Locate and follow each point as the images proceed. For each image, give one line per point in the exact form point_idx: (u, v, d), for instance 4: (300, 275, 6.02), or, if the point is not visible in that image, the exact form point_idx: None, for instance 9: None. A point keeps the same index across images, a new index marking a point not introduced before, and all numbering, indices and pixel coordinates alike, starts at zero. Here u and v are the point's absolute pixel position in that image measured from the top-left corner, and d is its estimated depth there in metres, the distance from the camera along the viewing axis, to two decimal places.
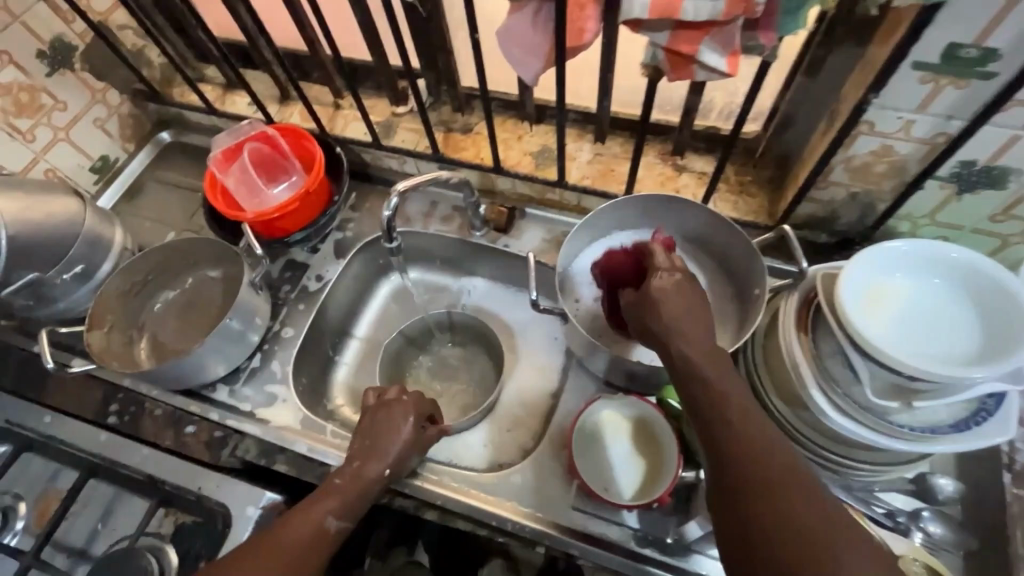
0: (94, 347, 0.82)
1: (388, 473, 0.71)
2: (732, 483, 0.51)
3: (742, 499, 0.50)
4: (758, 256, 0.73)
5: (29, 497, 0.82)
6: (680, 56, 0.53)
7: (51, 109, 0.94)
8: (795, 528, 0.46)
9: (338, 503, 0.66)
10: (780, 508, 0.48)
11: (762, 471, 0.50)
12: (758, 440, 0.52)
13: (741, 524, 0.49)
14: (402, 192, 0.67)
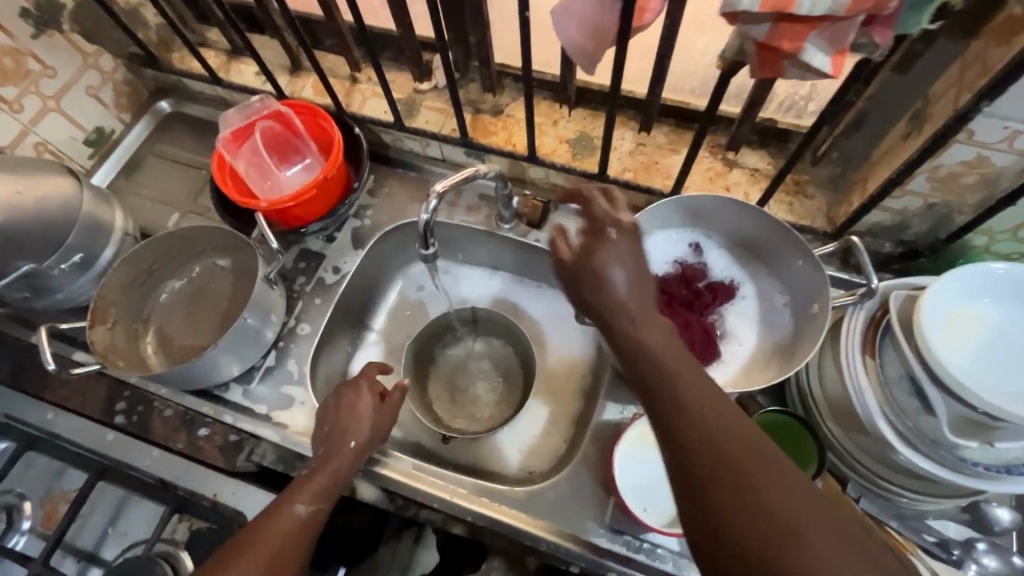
0: (97, 345, 0.76)
1: (354, 445, 0.70)
2: (693, 478, 0.44)
3: (707, 495, 0.43)
4: (822, 270, 0.68)
5: (34, 497, 0.78)
6: (772, 52, 0.46)
7: (39, 75, 0.85)
8: (770, 525, 0.40)
9: (306, 492, 0.65)
10: (755, 503, 0.41)
11: (730, 462, 0.43)
12: (720, 426, 0.44)
13: (708, 524, 0.42)
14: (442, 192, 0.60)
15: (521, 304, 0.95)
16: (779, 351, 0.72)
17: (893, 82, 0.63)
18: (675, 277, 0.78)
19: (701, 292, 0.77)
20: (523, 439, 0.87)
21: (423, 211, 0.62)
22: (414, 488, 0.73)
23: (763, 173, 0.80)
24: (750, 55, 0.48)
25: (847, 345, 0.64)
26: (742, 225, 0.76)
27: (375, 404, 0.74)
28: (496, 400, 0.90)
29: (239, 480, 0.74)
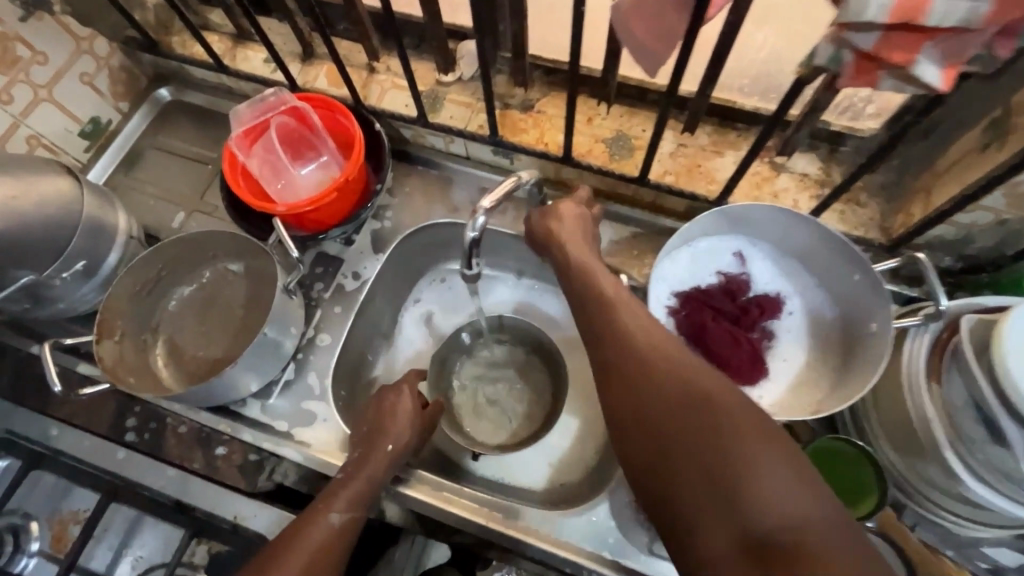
0: (105, 360, 0.71)
1: (391, 447, 0.69)
2: (632, 419, 0.49)
3: (646, 429, 0.48)
4: (881, 285, 0.64)
5: (41, 517, 0.74)
6: (872, 63, 0.43)
7: (29, 62, 0.78)
8: (699, 440, 0.45)
9: (342, 498, 0.64)
10: (683, 425, 0.46)
11: (659, 394, 0.48)
12: (652, 366, 0.50)
13: (649, 456, 0.47)
14: (488, 210, 0.56)
15: (548, 311, 0.92)
16: (831, 370, 0.69)
17: (971, 87, 0.58)
18: (719, 289, 0.74)
19: (748, 307, 0.73)
20: (552, 451, 0.84)
21: (469, 229, 0.58)
22: (443, 511, 0.69)
23: (813, 179, 0.75)
24: (844, 67, 0.44)
25: (909, 359, 0.61)
26: (791, 234, 0.72)
27: (415, 407, 0.72)
28: (524, 412, 0.86)
29: (261, 501, 0.70)
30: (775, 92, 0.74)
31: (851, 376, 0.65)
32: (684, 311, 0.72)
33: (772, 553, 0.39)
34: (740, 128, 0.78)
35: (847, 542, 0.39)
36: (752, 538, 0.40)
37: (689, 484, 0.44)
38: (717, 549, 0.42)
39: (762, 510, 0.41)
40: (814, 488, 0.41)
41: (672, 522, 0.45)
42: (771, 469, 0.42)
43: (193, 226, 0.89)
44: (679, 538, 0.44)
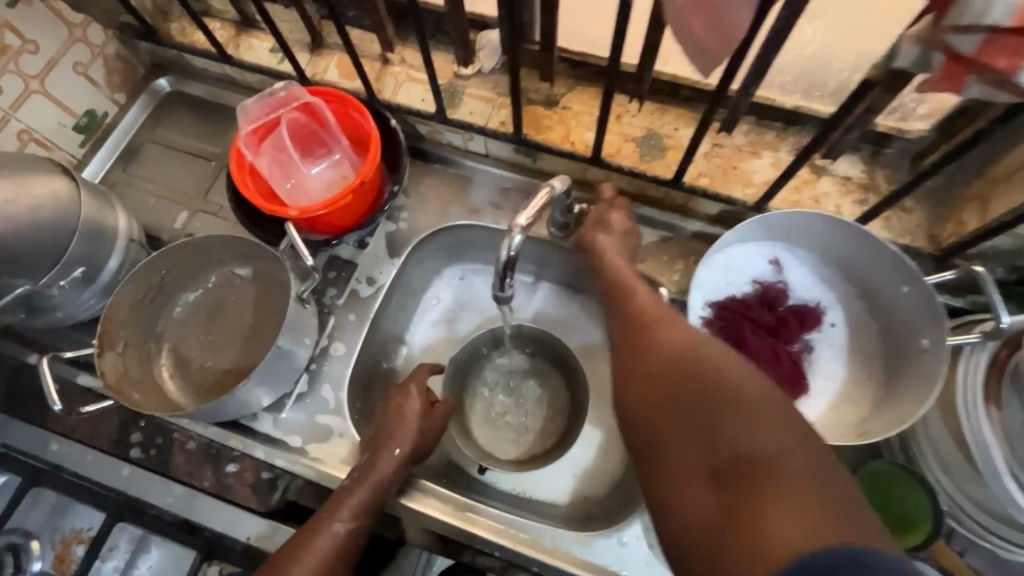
0: (108, 374, 0.67)
1: (399, 451, 0.66)
2: (627, 376, 0.54)
3: (639, 379, 0.53)
4: (935, 298, 0.60)
5: (43, 536, 0.70)
6: (966, 67, 0.38)
7: (19, 51, 0.73)
8: (683, 380, 0.49)
9: (347, 506, 0.62)
10: (671, 370, 0.50)
11: (654, 350, 0.53)
12: (662, 333, 0.54)
13: (639, 403, 0.51)
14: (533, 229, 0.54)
15: (569, 318, 0.87)
16: (875, 387, 0.66)
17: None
18: (757, 299, 0.70)
19: (787, 319, 0.69)
20: (575, 463, 0.79)
21: (506, 248, 0.58)
22: (466, 533, 0.67)
23: (856, 183, 0.71)
24: (935, 68, 0.40)
25: (965, 379, 0.58)
26: (834, 241, 0.68)
27: (424, 407, 0.70)
28: (545, 425, 0.82)
29: (275, 521, 0.67)
30: (819, 90, 0.69)
31: (900, 396, 0.62)
32: (719, 323, 0.68)
33: (738, 468, 0.41)
34: (779, 128, 0.74)
35: (817, 461, 0.40)
36: (721, 458, 0.43)
37: (672, 419, 0.48)
38: (692, 476, 0.44)
39: (732, 431, 0.43)
40: (788, 414, 0.43)
41: (657, 462, 0.48)
42: (751, 398, 0.44)
43: (196, 226, 0.84)
44: (662, 476, 0.47)
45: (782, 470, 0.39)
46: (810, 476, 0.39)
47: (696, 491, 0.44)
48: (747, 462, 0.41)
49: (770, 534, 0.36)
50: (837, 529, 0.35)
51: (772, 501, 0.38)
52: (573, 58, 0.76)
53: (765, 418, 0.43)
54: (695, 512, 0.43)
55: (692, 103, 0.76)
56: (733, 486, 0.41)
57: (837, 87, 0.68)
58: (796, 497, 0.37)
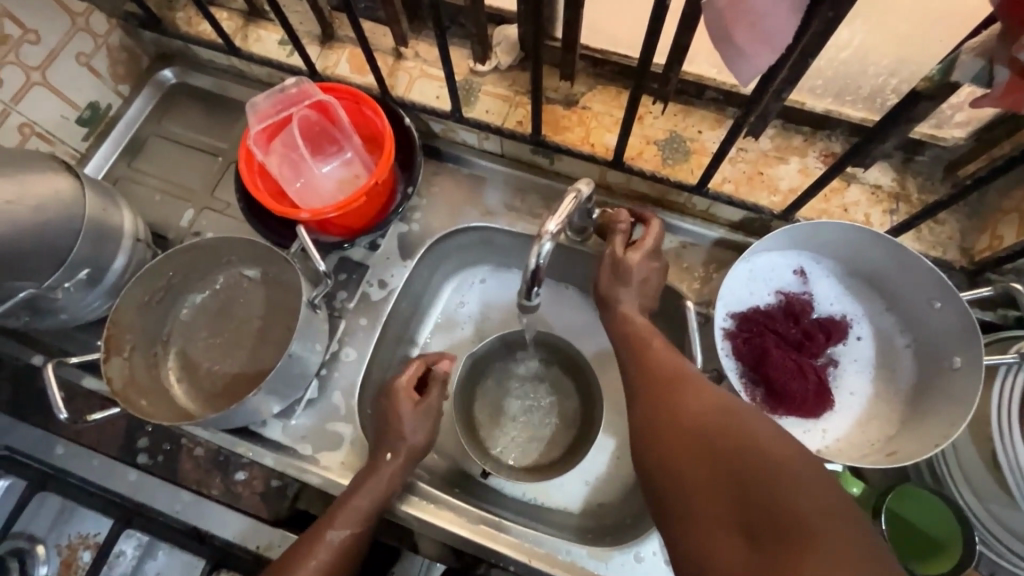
0: (115, 380, 0.66)
1: (389, 456, 0.64)
2: (647, 431, 0.51)
3: (659, 434, 0.49)
4: (970, 314, 0.58)
5: (49, 540, 0.69)
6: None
7: (19, 42, 0.70)
8: (710, 437, 0.45)
9: (342, 515, 0.60)
10: (697, 427, 0.47)
11: (676, 405, 0.50)
12: (678, 376, 0.53)
13: (660, 459, 0.48)
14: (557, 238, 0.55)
15: (583, 323, 0.85)
16: (903, 405, 0.64)
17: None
18: (781, 311, 0.68)
19: (813, 332, 0.67)
20: (588, 470, 0.78)
21: (534, 255, 0.56)
22: (481, 546, 0.66)
23: (886, 192, 0.69)
24: (996, 84, 0.37)
25: (1001, 396, 0.56)
26: (863, 254, 0.66)
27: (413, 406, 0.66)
28: (556, 432, 0.81)
29: (286, 531, 0.66)
30: (852, 94, 0.67)
31: (930, 415, 0.60)
32: (743, 334, 0.66)
33: (776, 535, 0.38)
34: (807, 132, 0.71)
35: (860, 532, 0.38)
36: (756, 523, 0.40)
37: (695, 464, 0.45)
38: (723, 540, 0.41)
39: (765, 482, 0.41)
40: (816, 467, 0.42)
41: (683, 524, 0.44)
42: (786, 463, 0.41)
43: (203, 224, 0.82)
44: (688, 540, 0.43)
45: (827, 541, 0.37)
46: (856, 548, 0.36)
47: (729, 556, 0.40)
48: (787, 528, 0.38)
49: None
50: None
51: (809, 556, 0.36)
52: (594, 56, 0.74)
53: (804, 484, 0.40)
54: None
55: (718, 105, 0.73)
56: (772, 552, 0.38)
57: (871, 92, 0.65)
58: (837, 556, 0.36)
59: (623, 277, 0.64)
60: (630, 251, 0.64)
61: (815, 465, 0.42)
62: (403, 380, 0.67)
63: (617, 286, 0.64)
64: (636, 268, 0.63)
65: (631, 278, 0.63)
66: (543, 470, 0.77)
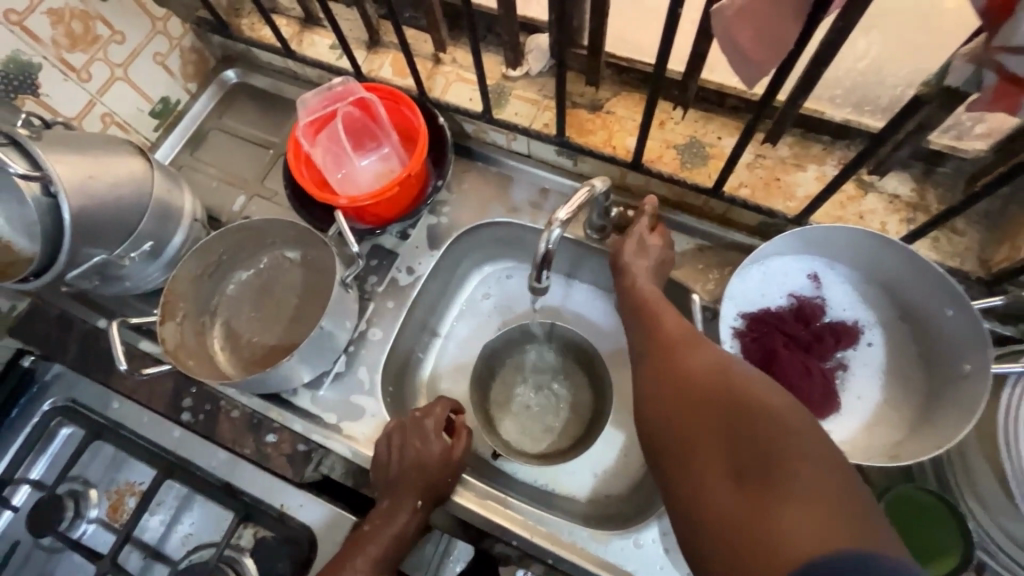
0: (168, 342, 0.73)
1: (420, 503, 0.66)
2: (649, 392, 0.54)
3: (659, 393, 0.52)
4: (981, 323, 0.58)
5: (100, 486, 0.77)
6: (1015, 85, 0.38)
7: (108, 41, 0.80)
8: (706, 396, 0.48)
9: (368, 555, 0.62)
10: (698, 386, 0.50)
11: (677, 368, 0.52)
12: (683, 340, 0.55)
13: (662, 419, 0.51)
14: (564, 224, 0.59)
15: (600, 321, 0.87)
16: (912, 412, 0.64)
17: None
18: (792, 313, 0.69)
19: (822, 335, 0.68)
20: (596, 462, 0.80)
21: (543, 240, 0.60)
22: (488, 521, 0.69)
23: (905, 202, 0.70)
24: (985, 88, 0.40)
25: (1007, 406, 0.57)
26: (877, 261, 0.67)
27: (443, 452, 0.67)
28: (568, 423, 0.84)
29: (308, 492, 0.71)
30: (871, 104, 0.68)
31: (936, 422, 0.61)
32: (752, 333, 0.68)
33: (762, 484, 0.41)
34: (826, 141, 0.72)
35: (841, 481, 0.40)
36: (746, 473, 0.42)
37: (693, 420, 0.48)
38: (713, 487, 0.44)
39: (753, 435, 0.43)
40: (806, 423, 0.44)
41: (677, 475, 0.47)
42: (775, 418, 0.44)
43: (253, 210, 0.89)
44: (683, 489, 0.46)
45: (806, 488, 0.39)
46: (836, 495, 0.39)
47: (718, 500, 0.43)
48: (771, 475, 0.41)
49: (795, 551, 0.36)
50: (862, 545, 0.36)
51: (789, 502, 0.39)
52: (620, 64, 0.77)
53: (792, 439, 0.42)
54: (718, 525, 0.42)
55: (739, 113, 0.76)
56: (756, 497, 0.41)
57: (889, 102, 0.67)
58: (813, 501, 0.39)
59: (634, 269, 0.66)
60: (644, 246, 0.67)
61: (804, 419, 0.44)
62: (431, 423, 0.68)
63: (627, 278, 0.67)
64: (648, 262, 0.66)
65: (641, 273, 0.66)
66: (553, 456, 0.80)
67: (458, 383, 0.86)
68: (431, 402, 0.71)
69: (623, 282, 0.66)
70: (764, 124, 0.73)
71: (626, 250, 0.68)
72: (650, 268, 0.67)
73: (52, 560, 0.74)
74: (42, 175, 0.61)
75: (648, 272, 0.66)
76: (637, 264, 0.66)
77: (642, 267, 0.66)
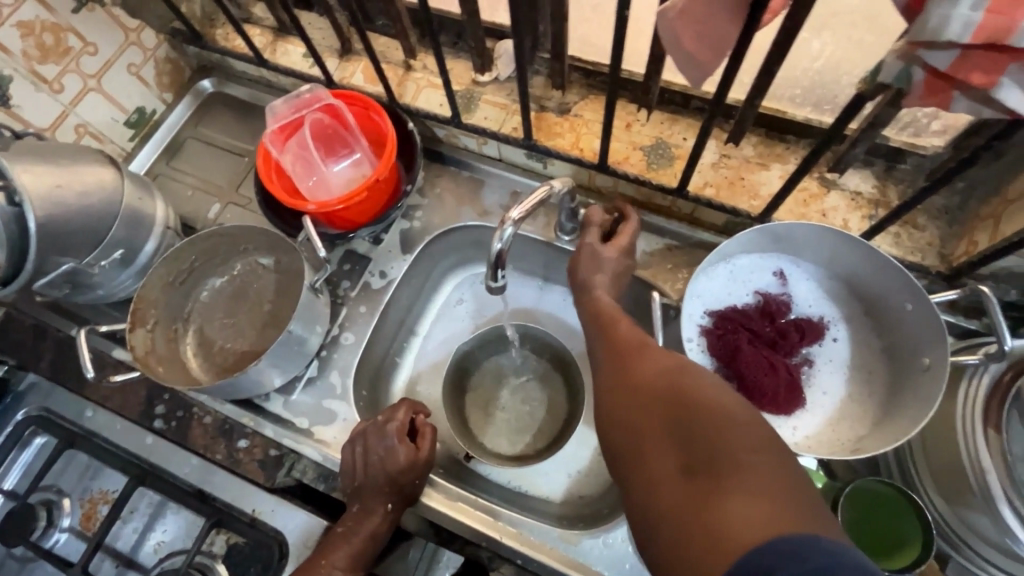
0: (138, 349, 0.73)
1: (391, 506, 0.66)
2: (608, 391, 0.53)
3: (616, 392, 0.52)
4: (938, 316, 0.59)
5: (73, 495, 0.77)
6: (944, 80, 0.39)
7: (80, 53, 0.80)
8: (657, 392, 0.47)
9: (342, 554, 0.63)
10: (649, 385, 0.49)
11: (633, 369, 0.52)
12: (640, 345, 0.55)
13: (617, 421, 0.49)
14: (516, 222, 0.61)
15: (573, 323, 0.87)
16: (876, 406, 0.65)
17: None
18: (757, 310, 0.69)
19: (787, 331, 0.68)
20: (570, 463, 0.80)
21: (496, 239, 0.61)
22: (457, 522, 0.69)
23: (867, 198, 0.70)
24: (916, 84, 0.41)
25: (964, 401, 0.58)
26: (840, 257, 0.68)
27: (409, 456, 0.67)
28: (543, 424, 0.84)
29: (279, 497, 0.71)
30: (830, 103, 0.70)
31: (899, 416, 0.61)
32: (718, 330, 0.68)
33: (709, 474, 0.39)
34: (790, 140, 0.73)
35: (786, 472, 0.39)
36: (693, 464, 0.41)
37: (644, 418, 0.47)
38: (664, 482, 0.42)
39: (699, 426, 0.42)
40: (749, 413, 0.43)
41: (631, 471, 0.46)
42: (723, 409, 0.43)
43: (227, 217, 0.90)
44: (635, 483, 0.45)
45: (750, 477, 0.38)
46: (780, 484, 0.38)
47: (668, 496, 0.41)
48: (716, 463, 0.40)
49: (740, 540, 0.35)
50: (801, 530, 0.34)
51: (733, 489, 0.38)
52: (586, 67, 0.79)
53: (736, 428, 0.41)
54: (667, 517, 0.40)
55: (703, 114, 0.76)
56: (702, 489, 0.39)
57: (847, 101, 0.69)
58: (757, 488, 0.37)
59: (596, 270, 0.67)
60: (608, 249, 0.68)
61: (750, 412, 0.43)
62: (394, 428, 0.68)
63: (590, 278, 0.67)
64: (612, 262, 0.67)
65: (604, 271, 0.67)
66: (528, 459, 0.81)
67: (435, 387, 0.86)
68: (396, 405, 0.71)
69: (587, 283, 0.67)
70: (726, 124, 0.74)
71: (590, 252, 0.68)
72: (612, 268, 0.67)
73: (24, 570, 0.74)
74: (6, 185, 0.62)
75: (610, 272, 0.67)
76: (601, 267, 0.67)
77: (602, 265, 0.67)
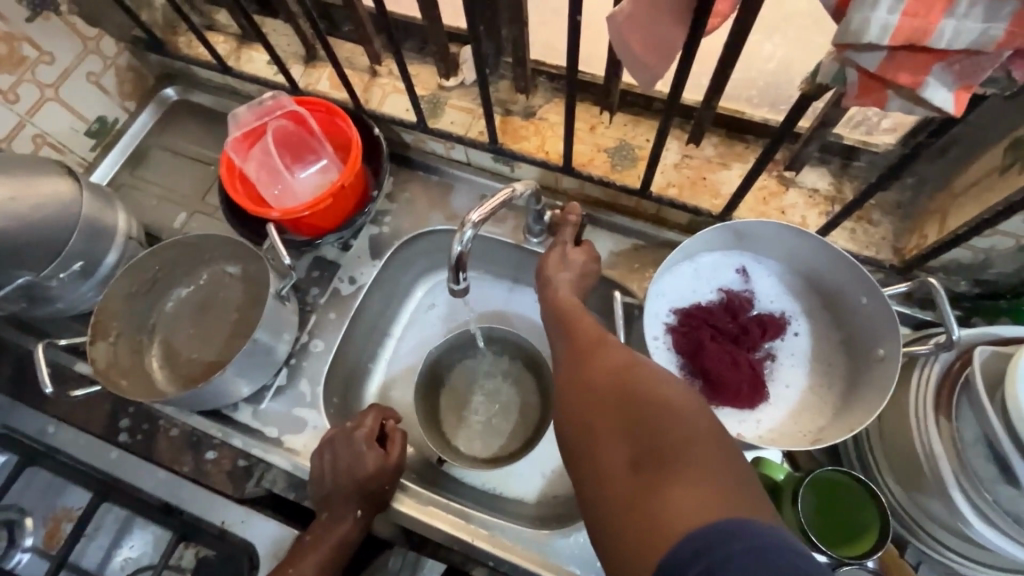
0: (98, 363, 0.73)
1: (360, 513, 0.66)
2: (563, 387, 0.54)
3: (572, 389, 0.52)
4: (890, 308, 0.61)
5: (36, 514, 0.75)
6: (875, 80, 0.41)
7: (35, 62, 0.79)
8: (610, 388, 0.48)
9: (310, 563, 0.62)
10: (603, 381, 0.49)
11: (590, 366, 0.52)
12: (597, 343, 0.56)
13: (572, 417, 0.50)
14: (477, 223, 0.62)
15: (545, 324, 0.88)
16: (837, 398, 0.66)
17: (980, 109, 0.56)
18: (720, 307, 0.71)
19: (749, 327, 0.69)
20: (544, 463, 0.80)
21: (456, 241, 0.61)
22: (428, 526, 0.69)
23: (823, 195, 0.72)
24: (850, 84, 0.42)
25: (916, 389, 0.60)
26: (798, 252, 0.69)
27: (378, 460, 0.67)
28: (517, 426, 0.84)
29: (249, 508, 0.70)
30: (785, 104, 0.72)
31: (858, 406, 0.63)
32: (682, 328, 0.69)
33: (655, 467, 0.40)
34: (750, 139, 0.74)
35: (729, 463, 0.40)
36: (641, 457, 0.42)
37: (597, 413, 0.47)
38: (613, 476, 0.43)
39: (648, 420, 0.43)
40: (697, 407, 0.44)
41: (583, 466, 0.46)
42: (671, 404, 0.44)
43: (193, 226, 0.89)
44: (587, 477, 0.45)
45: (694, 468, 0.39)
46: (722, 473, 0.39)
47: (617, 488, 0.42)
48: (663, 456, 0.41)
49: (681, 528, 0.36)
50: (739, 516, 0.35)
51: (677, 479, 0.39)
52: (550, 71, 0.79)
53: (682, 422, 0.42)
54: (616, 509, 0.41)
55: None
56: (648, 480, 0.40)
57: None
58: (700, 477, 0.38)
59: (560, 272, 0.68)
60: (571, 252, 0.69)
61: (698, 406, 0.44)
62: (363, 433, 0.68)
63: (555, 280, 0.68)
64: (575, 263, 0.68)
65: (568, 273, 0.67)
66: (502, 460, 0.81)
67: (408, 392, 0.86)
68: (367, 411, 0.71)
69: (550, 284, 0.67)
70: (686, 125, 0.76)
71: (556, 255, 0.69)
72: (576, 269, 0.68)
73: None
74: None
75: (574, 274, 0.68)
76: (565, 267, 0.68)
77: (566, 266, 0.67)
